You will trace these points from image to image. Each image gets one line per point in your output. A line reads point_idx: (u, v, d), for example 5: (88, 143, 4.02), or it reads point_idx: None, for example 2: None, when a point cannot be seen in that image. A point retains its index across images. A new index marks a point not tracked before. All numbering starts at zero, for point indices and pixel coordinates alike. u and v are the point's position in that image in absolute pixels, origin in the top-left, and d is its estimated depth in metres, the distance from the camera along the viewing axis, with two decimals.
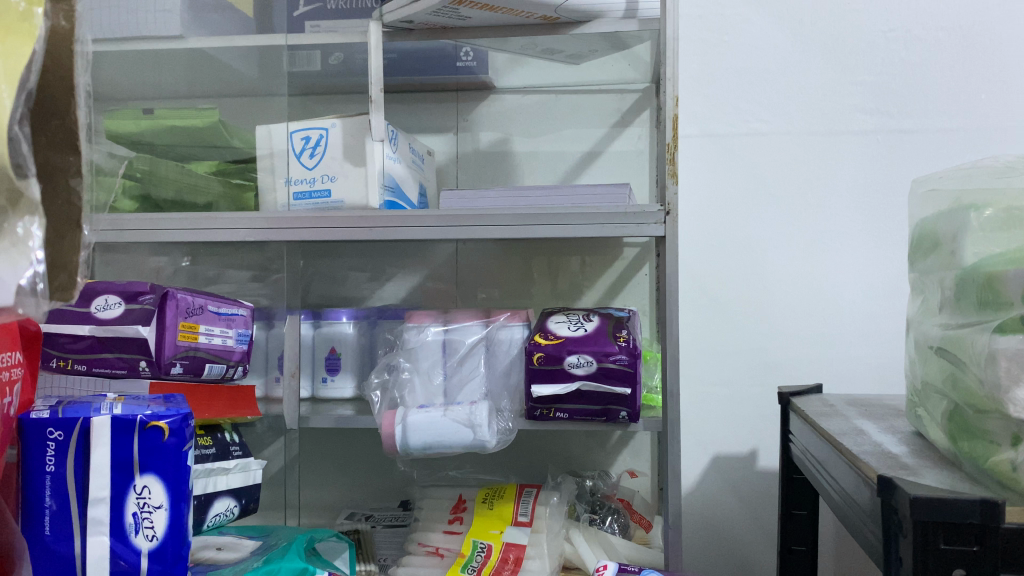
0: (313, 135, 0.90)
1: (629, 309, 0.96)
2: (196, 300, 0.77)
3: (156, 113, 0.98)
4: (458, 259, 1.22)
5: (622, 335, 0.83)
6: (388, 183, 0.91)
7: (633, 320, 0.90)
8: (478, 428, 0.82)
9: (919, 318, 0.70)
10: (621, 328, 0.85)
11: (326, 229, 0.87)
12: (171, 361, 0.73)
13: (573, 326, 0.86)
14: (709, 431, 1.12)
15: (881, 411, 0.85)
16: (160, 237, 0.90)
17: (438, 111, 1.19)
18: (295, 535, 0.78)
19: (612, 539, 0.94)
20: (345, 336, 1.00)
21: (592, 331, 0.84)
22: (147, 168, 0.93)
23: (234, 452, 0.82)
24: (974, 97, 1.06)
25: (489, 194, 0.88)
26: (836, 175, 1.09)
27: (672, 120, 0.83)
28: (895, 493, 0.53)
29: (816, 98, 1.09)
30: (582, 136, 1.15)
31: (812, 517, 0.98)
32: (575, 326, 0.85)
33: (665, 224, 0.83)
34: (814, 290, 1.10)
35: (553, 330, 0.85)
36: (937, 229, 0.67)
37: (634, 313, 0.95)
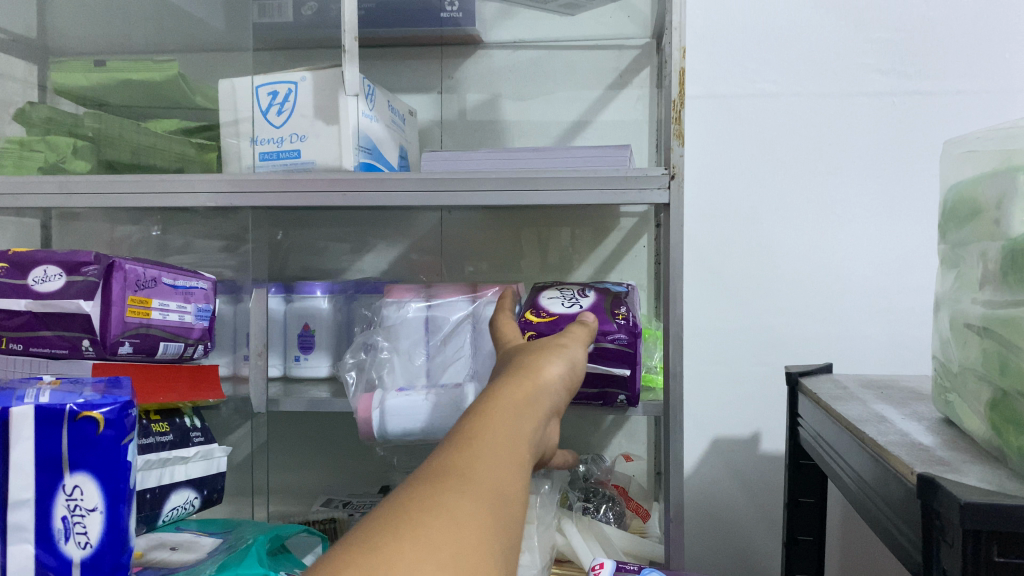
0: (280, 90, 0.81)
1: (627, 284, 0.88)
2: (148, 270, 0.69)
3: (108, 66, 0.90)
4: (442, 230, 1.14)
5: (621, 312, 0.75)
6: (364, 143, 0.83)
7: (632, 295, 0.83)
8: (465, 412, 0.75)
9: (952, 295, 0.63)
10: (619, 303, 0.77)
11: (295, 194, 0.79)
12: (119, 340, 0.65)
13: (567, 302, 0.78)
14: (709, 412, 1.06)
15: (902, 395, 0.78)
16: (112, 201, 0.82)
17: (423, 68, 1.12)
18: (265, 531, 0.70)
19: (607, 530, 0.87)
20: (320, 311, 0.92)
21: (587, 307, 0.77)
22: (97, 127, 0.87)
23: (194, 438, 0.75)
24: (1000, 56, 0.98)
25: (477, 156, 0.80)
26: (848, 141, 1.02)
27: (678, 73, 0.75)
28: (938, 495, 0.47)
29: (828, 57, 1.01)
30: (580, 97, 1.05)
31: (821, 505, 0.91)
32: (569, 301, 0.78)
33: (669, 189, 0.75)
34: (823, 264, 1.03)
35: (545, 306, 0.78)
36: (977, 194, 0.59)
37: (629, 286, 0.87)
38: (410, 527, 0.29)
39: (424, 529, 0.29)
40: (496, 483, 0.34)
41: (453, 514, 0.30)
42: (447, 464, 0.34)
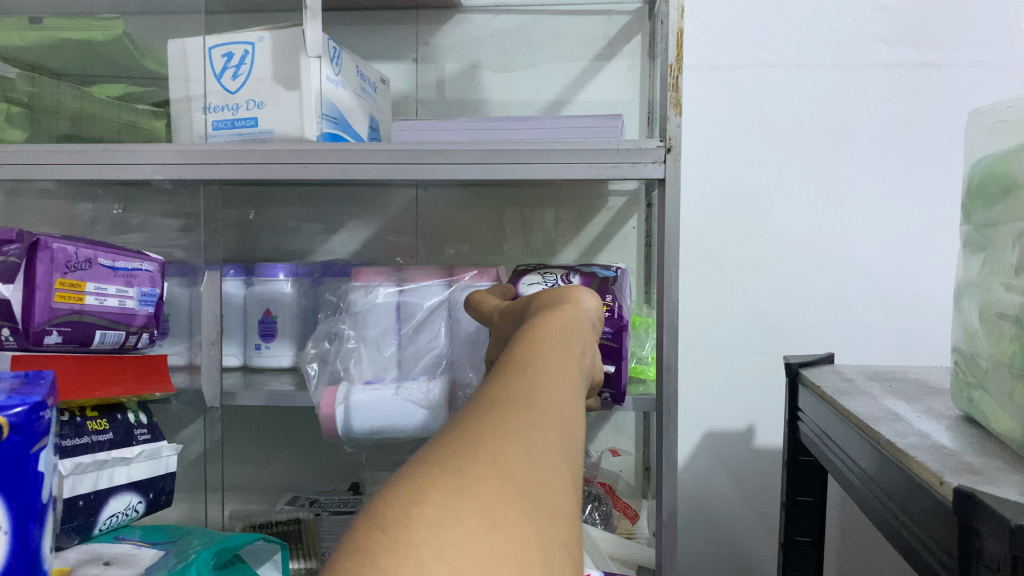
0: (236, 51, 0.74)
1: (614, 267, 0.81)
2: (81, 250, 0.61)
3: (46, 23, 0.79)
4: (418, 209, 1.06)
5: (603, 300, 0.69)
6: (328, 111, 0.75)
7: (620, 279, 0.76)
8: (437, 409, 0.69)
9: (978, 282, 0.57)
10: (604, 289, 0.70)
11: (253, 167, 0.72)
12: (44, 330, 0.58)
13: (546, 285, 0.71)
14: (702, 404, 1.00)
15: (911, 388, 0.73)
16: (49, 171, 0.74)
17: (394, 33, 1.02)
18: (213, 542, 0.62)
19: (593, 533, 0.80)
20: (282, 296, 0.84)
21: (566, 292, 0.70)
22: (35, 91, 0.78)
23: (140, 436, 0.68)
24: (1013, 26, 0.93)
25: (454, 125, 0.73)
26: (852, 115, 0.96)
27: (675, 35, 0.68)
28: (979, 513, 0.40)
29: (833, 25, 0.95)
30: (561, 69, 1.00)
31: (820, 505, 0.84)
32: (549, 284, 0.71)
33: (664, 164, 0.68)
34: (822, 247, 0.98)
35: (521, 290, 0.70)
36: (1009, 168, 0.53)
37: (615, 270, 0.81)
38: (487, 448, 0.30)
39: (499, 450, 0.30)
40: (554, 408, 0.34)
41: (525, 437, 0.31)
42: (506, 390, 0.35)
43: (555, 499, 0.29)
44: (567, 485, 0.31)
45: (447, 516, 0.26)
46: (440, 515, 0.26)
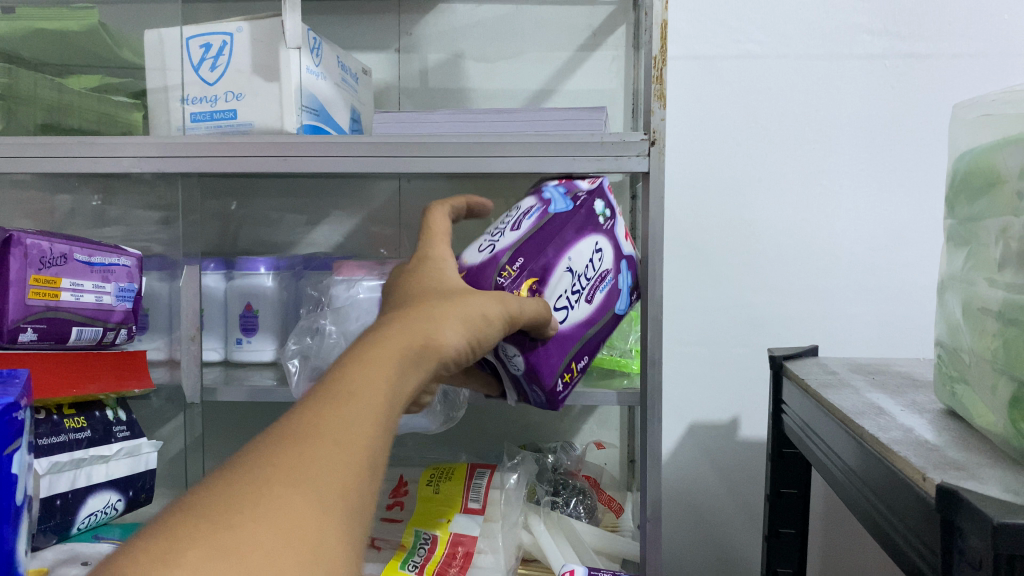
0: (214, 42, 0.72)
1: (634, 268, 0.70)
2: (57, 245, 0.60)
3: (19, 11, 0.75)
4: (401, 200, 1.05)
5: (574, 367, 0.61)
6: (309, 103, 0.74)
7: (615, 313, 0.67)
8: None
9: (962, 276, 0.57)
10: (585, 351, 0.62)
11: (233, 160, 0.71)
12: (19, 327, 0.57)
13: (572, 294, 0.60)
14: (687, 397, 1.00)
15: (895, 380, 0.73)
16: (25, 165, 0.73)
17: (376, 22, 1.01)
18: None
19: (578, 526, 0.80)
20: (263, 289, 0.83)
21: (570, 324, 0.59)
22: (6, 81, 0.74)
23: (119, 432, 0.67)
24: (996, 17, 0.93)
25: (436, 117, 0.72)
26: (836, 106, 0.96)
27: (660, 27, 0.68)
28: (962, 510, 0.40)
29: (817, 16, 0.94)
30: (546, 59, 0.99)
31: (804, 497, 0.84)
32: (573, 297, 0.59)
33: (649, 157, 0.68)
34: (807, 239, 0.98)
35: (550, 274, 0.58)
36: (993, 162, 0.53)
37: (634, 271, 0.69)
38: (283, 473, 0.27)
39: (281, 501, 0.26)
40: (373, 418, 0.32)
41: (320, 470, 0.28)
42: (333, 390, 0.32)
43: (340, 533, 0.27)
44: (359, 515, 0.29)
45: (212, 559, 0.24)
46: (204, 557, 0.24)
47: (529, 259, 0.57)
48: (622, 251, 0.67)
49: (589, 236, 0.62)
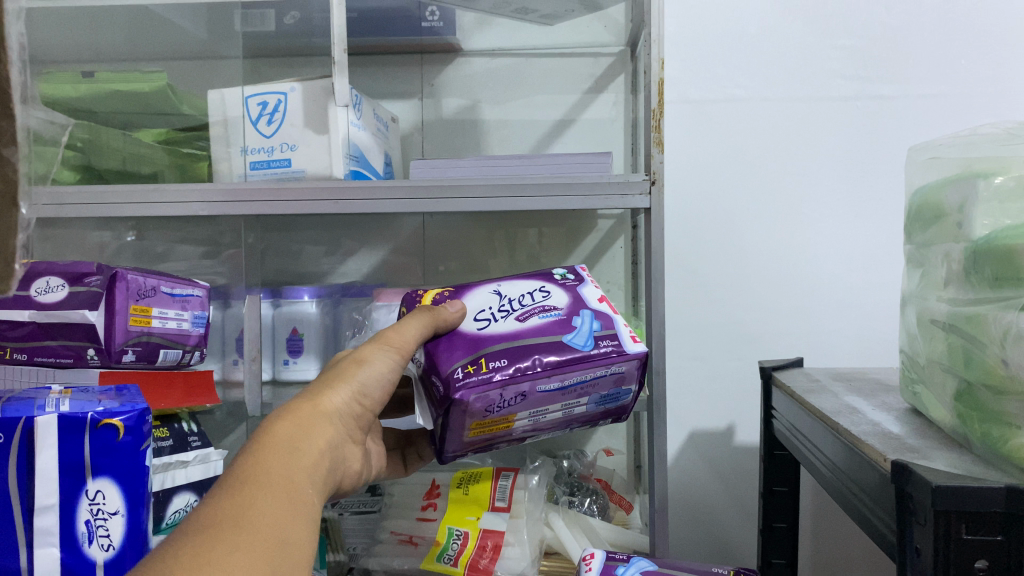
0: (270, 100, 0.83)
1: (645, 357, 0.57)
2: (148, 281, 0.71)
3: (96, 77, 0.93)
4: (424, 232, 1.16)
5: (485, 365, 0.53)
6: (352, 152, 0.85)
7: (597, 373, 0.55)
8: None
9: (917, 292, 0.68)
10: (514, 358, 0.54)
11: (289, 202, 0.81)
12: (123, 349, 0.68)
13: (500, 313, 0.59)
14: (686, 407, 1.11)
15: (868, 386, 0.83)
16: (105, 212, 0.83)
17: (400, 74, 1.12)
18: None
19: (593, 521, 0.90)
20: (308, 316, 0.94)
21: (483, 333, 0.57)
22: (88, 136, 0.88)
23: (193, 442, 0.75)
24: (955, 62, 1.04)
25: (464, 163, 0.83)
26: (817, 143, 1.07)
27: (658, 84, 0.79)
28: (911, 481, 0.49)
29: (795, 63, 1.06)
30: (553, 103, 1.11)
31: (794, 494, 0.93)
32: (498, 309, 0.59)
33: (650, 195, 0.78)
34: (792, 263, 1.09)
35: (469, 297, 0.61)
36: (940, 198, 0.63)
37: (638, 354, 0.56)
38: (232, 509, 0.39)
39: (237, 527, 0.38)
40: (278, 465, 0.44)
41: (229, 555, 0.37)
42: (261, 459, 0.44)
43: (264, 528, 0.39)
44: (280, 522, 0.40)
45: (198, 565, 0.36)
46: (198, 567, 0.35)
47: (462, 290, 0.63)
48: (594, 308, 0.60)
49: (539, 284, 0.63)
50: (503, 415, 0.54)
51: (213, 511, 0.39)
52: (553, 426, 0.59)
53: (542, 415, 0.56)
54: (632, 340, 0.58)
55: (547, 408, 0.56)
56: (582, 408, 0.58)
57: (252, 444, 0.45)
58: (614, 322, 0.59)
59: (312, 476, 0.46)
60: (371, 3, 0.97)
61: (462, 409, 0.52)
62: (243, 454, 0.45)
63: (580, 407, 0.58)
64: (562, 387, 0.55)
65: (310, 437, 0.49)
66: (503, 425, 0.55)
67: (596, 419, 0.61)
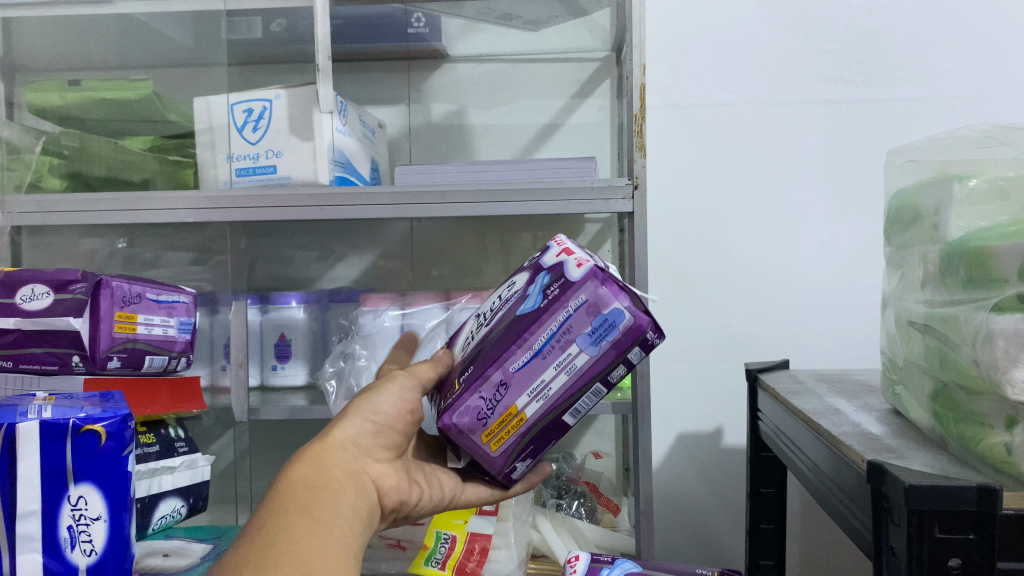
0: (255, 107, 0.84)
1: (599, 270, 0.49)
2: (133, 287, 0.72)
3: (83, 85, 0.93)
4: (413, 237, 1.16)
5: (459, 384, 0.53)
6: (338, 158, 0.85)
7: (562, 315, 0.50)
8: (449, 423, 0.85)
9: (897, 294, 0.69)
10: (479, 361, 0.53)
11: (274, 208, 0.82)
12: (107, 356, 0.69)
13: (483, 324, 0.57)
14: (674, 410, 1.11)
15: (851, 387, 0.84)
16: (91, 220, 0.83)
17: (387, 80, 1.13)
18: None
19: (581, 525, 0.91)
20: (296, 321, 0.96)
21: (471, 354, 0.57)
22: (76, 144, 0.90)
23: (180, 448, 0.76)
24: (938, 65, 1.05)
25: (448, 169, 0.83)
26: (801, 146, 1.08)
27: (639, 89, 0.79)
28: (884, 481, 0.48)
29: (779, 67, 1.07)
30: (539, 107, 1.11)
31: (781, 495, 0.92)
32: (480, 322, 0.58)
33: (633, 199, 0.79)
34: (778, 265, 1.09)
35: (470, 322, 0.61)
36: (916, 201, 0.63)
37: (588, 275, 0.49)
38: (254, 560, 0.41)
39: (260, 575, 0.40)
40: (298, 506, 0.46)
41: None
42: (281, 505, 0.46)
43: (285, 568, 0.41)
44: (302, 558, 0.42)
45: None
46: None
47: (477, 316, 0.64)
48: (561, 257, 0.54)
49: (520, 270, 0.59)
50: (504, 413, 0.51)
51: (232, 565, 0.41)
52: (582, 394, 0.51)
53: (544, 388, 0.51)
54: (574, 266, 0.50)
55: (544, 379, 0.51)
56: (587, 358, 0.50)
57: (270, 494, 0.47)
58: (563, 261, 0.52)
59: (335, 510, 0.47)
60: (357, 9, 0.98)
61: (459, 433, 0.52)
62: (262, 506, 0.46)
63: (581, 357, 0.50)
64: (536, 350, 0.50)
65: (327, 473, 0.50)
66: (519, 423, 0.51)
67: (631, 363, 0.50)
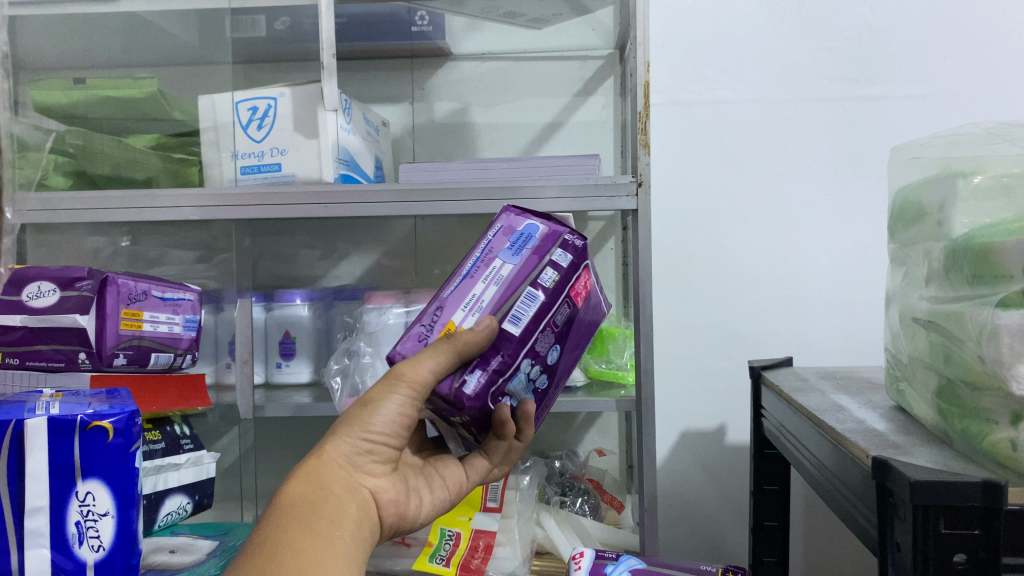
0: (260, 105, 0.84)
1: (509, 209, 0.58)
2: (139, 284, 0.72)
3: (89, 83, 0.93)
4: (416, 235, 1.17)
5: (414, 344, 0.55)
6: (342, 156, 0.86)
7: (483, 246, 0.56)
8: None
9: (901, 290, 0.69)
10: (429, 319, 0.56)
11: (278, 206, 0.82)
12: (114, 353, 0.69)
13: None
14: (677, 407, 1.12)
15: (856, 384, 0.84)
16: (95, 218, 0.84)
17: (391, 79, 1.13)
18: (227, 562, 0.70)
19: (585, 522, 0.91)
20: (299, 319, 0.96)
21: None
22: (81, 143, 0.90)
23: (186, 445, 0.77)
24: (940, 63, 1.05)
25: (452, 166, 0.84)
26: (804, 143, 1.08)
27: (643, 87, 0.79)
28: (890, 476, 0.47)
29: (782, 65, 1.07)
30: (542, 106, 1.12)
31: (785, 493, 0.92)
32: None
33: (637, 196, 0.79)
34: (781, 263, 1.09)
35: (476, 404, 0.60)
36: (920, 197, 0.63)
37: (504, 212, 0.58)
38: None
39: None
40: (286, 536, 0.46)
41: None
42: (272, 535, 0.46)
43: None
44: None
45: None
46: None
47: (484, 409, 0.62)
48: None
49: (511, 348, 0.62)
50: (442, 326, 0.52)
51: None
52: (513, 294, 0.51)
53: (477, 299, 0.52)
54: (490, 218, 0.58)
55: (475, 292, 0.53)
56: (511, 266, 0.53)
57: (266, 519, 0.47)
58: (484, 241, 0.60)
59: (328, 535, 0.47)
60: (360, 8, 0.98)
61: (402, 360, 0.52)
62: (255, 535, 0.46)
63: (505, 266, 0.53)
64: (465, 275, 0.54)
65: (322, 491, 0.50)
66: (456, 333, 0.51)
67: (554, 265, 0.53)
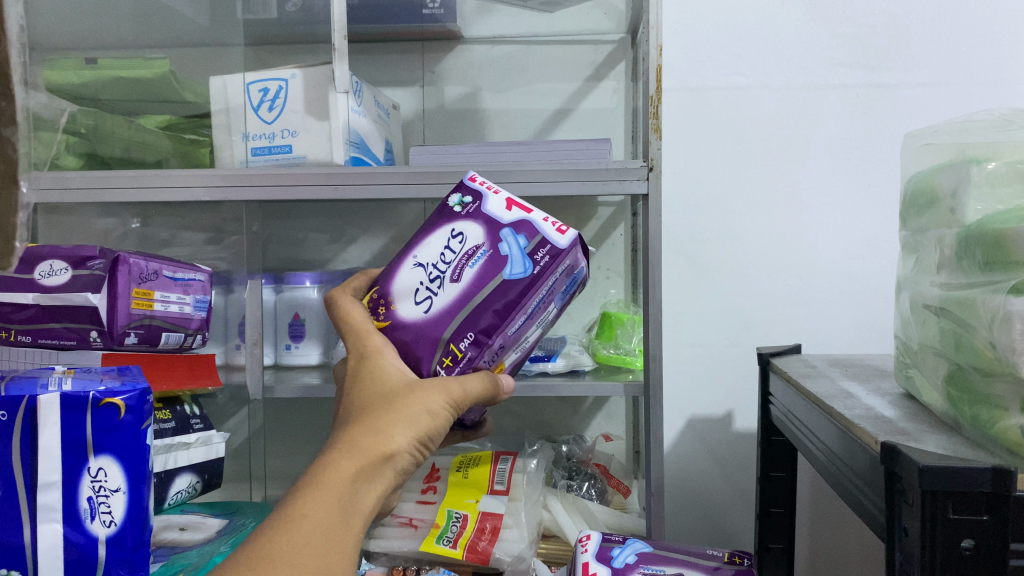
0: (271, 87, 0.84)
1: (580, 236, 0.55)
2: (150, 264, 0.72)
3: (100, 64, 0.94)
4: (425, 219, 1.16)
5: (456, 350, 0.52)
6: (352, 139, 0.86)
7: (553, 284, 0.53)
8: None
9: (912, 277, 0.69)
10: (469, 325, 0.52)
11: (289, 186, 0.82)
12: (125, 331, 0.69)
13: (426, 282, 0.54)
14: (684, 393, 1.12)
15: (865, 372, 0.84)
16: (107, 196, 0.84)
17: (403, 62, 1.13)
18: (236, 539, 0.71)
19: (590, 505, 0.92)
20: (309, 301, 0.96)
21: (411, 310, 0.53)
22: (91, 123, 0.89)
23: (195, 424, 0.77)
24: (955, 50, 1.05)
25: (463, 149, 0.84)
26: (816, 130, 1.07)
27: (656, 70, 0.79)
28: (898, 461, 0.47)
29: (796, 52, 1.06)
30: (553, 91, 1.11)
31: (792, 479, 0.92)
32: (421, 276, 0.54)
33: (648, 181, 0.79)
34: (792, 250, 1.09)
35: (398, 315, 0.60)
36: (933, 184, 0.63)
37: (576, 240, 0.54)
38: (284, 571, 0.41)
39: None
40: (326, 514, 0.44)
41: None
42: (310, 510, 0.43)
43: None
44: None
45: None
46: None
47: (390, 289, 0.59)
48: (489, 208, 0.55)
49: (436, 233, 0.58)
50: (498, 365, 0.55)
51: (247, 566, 0.40)
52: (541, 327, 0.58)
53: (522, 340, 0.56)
54: (558, 228, 0.54)
55: (526, 332, 0.55)
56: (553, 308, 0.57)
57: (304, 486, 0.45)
58: (534, 222, 0.54)
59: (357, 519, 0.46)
60: None
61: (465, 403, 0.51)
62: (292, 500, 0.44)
63: (551, 310, 0.57)
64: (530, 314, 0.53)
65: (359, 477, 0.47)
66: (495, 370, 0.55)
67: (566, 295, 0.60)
